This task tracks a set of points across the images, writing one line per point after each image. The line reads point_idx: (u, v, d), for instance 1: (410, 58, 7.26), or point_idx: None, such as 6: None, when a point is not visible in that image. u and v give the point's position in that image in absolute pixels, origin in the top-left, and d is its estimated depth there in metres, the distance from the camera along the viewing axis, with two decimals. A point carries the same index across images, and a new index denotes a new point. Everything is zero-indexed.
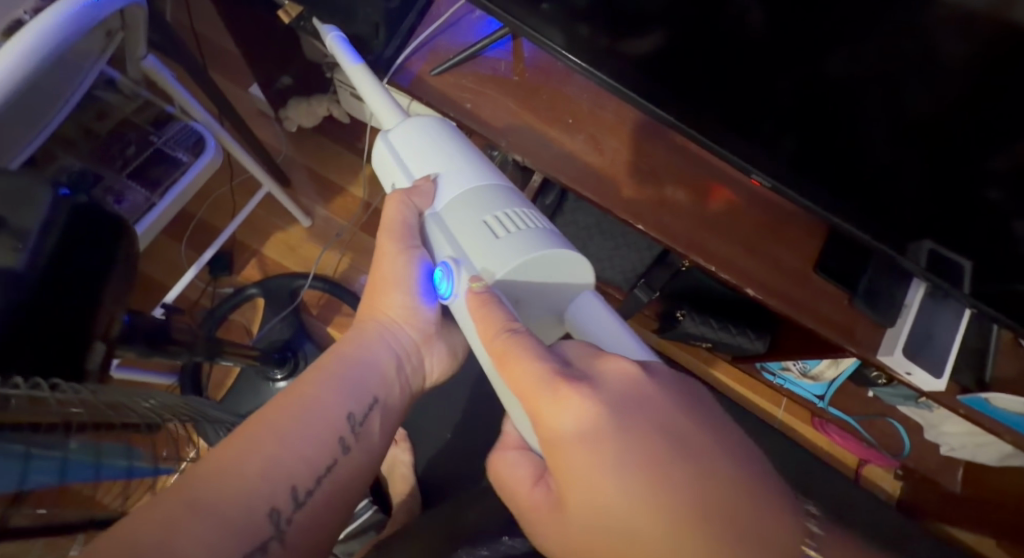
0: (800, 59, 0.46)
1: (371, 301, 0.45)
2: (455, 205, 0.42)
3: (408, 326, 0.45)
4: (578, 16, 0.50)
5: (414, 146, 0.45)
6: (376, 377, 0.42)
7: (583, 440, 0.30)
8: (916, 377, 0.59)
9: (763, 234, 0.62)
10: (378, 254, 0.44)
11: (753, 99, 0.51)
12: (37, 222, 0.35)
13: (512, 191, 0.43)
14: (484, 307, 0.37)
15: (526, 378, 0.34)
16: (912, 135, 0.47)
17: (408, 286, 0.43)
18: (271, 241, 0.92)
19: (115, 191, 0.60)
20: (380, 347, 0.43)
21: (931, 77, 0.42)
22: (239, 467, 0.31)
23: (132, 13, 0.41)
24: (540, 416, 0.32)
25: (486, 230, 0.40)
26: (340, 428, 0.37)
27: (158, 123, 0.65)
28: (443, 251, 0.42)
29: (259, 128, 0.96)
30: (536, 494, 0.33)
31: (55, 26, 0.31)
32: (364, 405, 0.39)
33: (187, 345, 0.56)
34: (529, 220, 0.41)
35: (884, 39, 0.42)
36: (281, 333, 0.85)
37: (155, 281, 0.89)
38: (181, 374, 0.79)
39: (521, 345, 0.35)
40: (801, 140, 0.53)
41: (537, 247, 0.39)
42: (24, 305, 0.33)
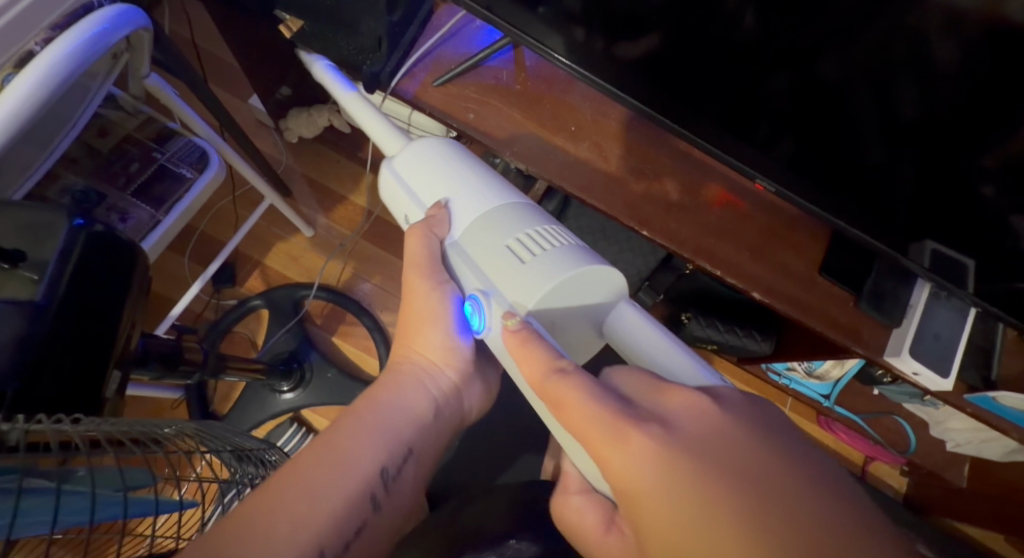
0: (798, 64, 0.46)
1: (406, 338, 0.47)
2: (472, 233, 0.43)
3: (448, 368, 0.47)
4: (574, 19, 0.50)
5: (422, 176, 0.46)
6: (410, 426, 0.43)
7: (653, 487, 0.29)
8: (923, 377, 0.59)
9: (770, 240, 0.62)
10: (409, 289, 0.46)
11: (751, 104, 0.51)
12: (54, 251, 0.36)
13: (525, 209, 0.43)
14: (526, 345, 0.37)
15: (586, 421, 0.33)
16: (904, 138, 0.48)
17: (444, 323, 0.46)
18: (273, 251, 0.92)
19: (119, 209, 0.59)
20: (416, 390, 0.45)
21: (923, 79, 0.43)
22: (266, 527, 0.31)
23: (137, 36, 0.43)
24: (607, 462, 0.31)
25: (509, 256, 0.41)
26: (372, 485, 0.38)
27: (161, 138, 0.64)
28: (470, 282, 0.43)
29: (258, 139, 0.96)
30: (610, 540, 0.34)
31: (64, 57, 0.34)
32: (397, 457, 0.41)
33: (199, 365, 0.57)
34: (548, 239, 0.41)
35: (875, 42, 0.42)
36: (286, 345, 0.86)
37: (159, 294, 0.89)
38: (187, 389, 0.80)
39: (571, 386, 0.35)
40: (798, 142, 0.53)
41: (560, 269, 0.39)
42: (44, 336, 0.33)
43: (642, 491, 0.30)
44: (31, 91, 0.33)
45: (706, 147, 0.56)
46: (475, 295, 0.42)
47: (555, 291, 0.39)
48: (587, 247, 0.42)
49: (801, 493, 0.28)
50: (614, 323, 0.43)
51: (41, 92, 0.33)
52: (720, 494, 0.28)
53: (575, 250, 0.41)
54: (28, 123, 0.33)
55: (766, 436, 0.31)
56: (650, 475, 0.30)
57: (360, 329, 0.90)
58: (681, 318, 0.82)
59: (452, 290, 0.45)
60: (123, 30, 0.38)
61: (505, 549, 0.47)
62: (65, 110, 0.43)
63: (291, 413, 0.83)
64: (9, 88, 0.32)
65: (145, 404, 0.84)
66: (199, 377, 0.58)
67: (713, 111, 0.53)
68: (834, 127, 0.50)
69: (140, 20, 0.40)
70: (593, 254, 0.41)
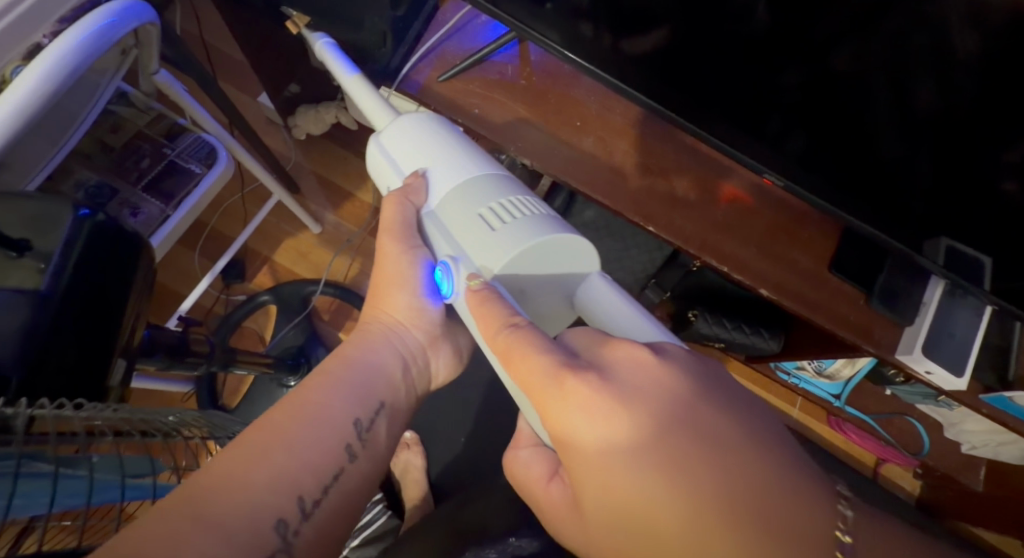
0: (809, 61, 0.46)
1: (375, 301, 0.47)
2: (448, 202, 0.43)
3: (414, 328, 0.47)
4: (581, 14, 0.50)
5: (407, 147, 0.46)
6: (381, 382, 0.43)
7: (593, 440, 0.30)
8: (936, 377, 0.58)
9: (776, 236, 0.61)
10: (380, 254, 0.46)
11: (760, 100, 0.51)
12: (58, 241, 0.36)
13: (501, 180, 0.43)
14: (485, 304, 0.37)
15: (531, 374, 0.33)
16: (921, 131, 0.47)
17: (412, 286, 0.45)
18: (282, 247, 0.93)
19: (131, 204, 0.60)
20: (385, 348, 0.45)
21: (944, 72, 0.43)
22: (245, 475, 0.32)
23: (147, 32, 0.44)
24: (550, 413, 0.32)
25: (480, 223, 0.40)
26: (346, 435, 0.39)
27: (171, 135, 0.66)
28: (441, 249, 0.43)
29: (268, 135, 0.97)
30: (552, 489, 0.35)
31: (74, 47, 0.35)
32: (369, 410, 0.41)
33: (205, 355, 0.57)
34: (520, 208, 0.41)
35: (895, 32, 0.42)
36: (294, 339, 0.86)
37: (170, 289, 0.91)
38: (198, 382, 0.81)
39: (523, 340, 0.35)
40: (809, 138, 0.52)
41: (530, 237, 0.39)
42: (48, 326, 0.34)
43: (581, 446, 0.30)
44: (42, 82, 0.33)
45: (716, 145, 0.54)
46: (444, 260, 0.42)
47: (522, 257, 0.39)
48: (559, 217, 0.41)
49: (735, 441, 0.29)
50: (582, 293, 0.43)
51: (46, 86, 0.34)
52: (656, 448, 0.29)
53: (547, 220, 0.40)
54: (32, 117, 0.34)
55: (708, 384, 0.32)
56: (587, 426, 0.30)
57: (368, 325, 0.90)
58: (689, 316, 0.79)
59: (422, 257, 0.45)
60: (130, 23, 0.39)
61: (506, 547, 0.48)
62: (75, 105, 0.45)
63: None
64: (10, 88, 0.33)
65: (155, 399, 0.85)
66: (207, 370, 0.59)
67: (723, 109, 0.52)
68: (845, 119, 0.49)
69: (147, 15, 0.41)
70: (565, 225, 0.41)
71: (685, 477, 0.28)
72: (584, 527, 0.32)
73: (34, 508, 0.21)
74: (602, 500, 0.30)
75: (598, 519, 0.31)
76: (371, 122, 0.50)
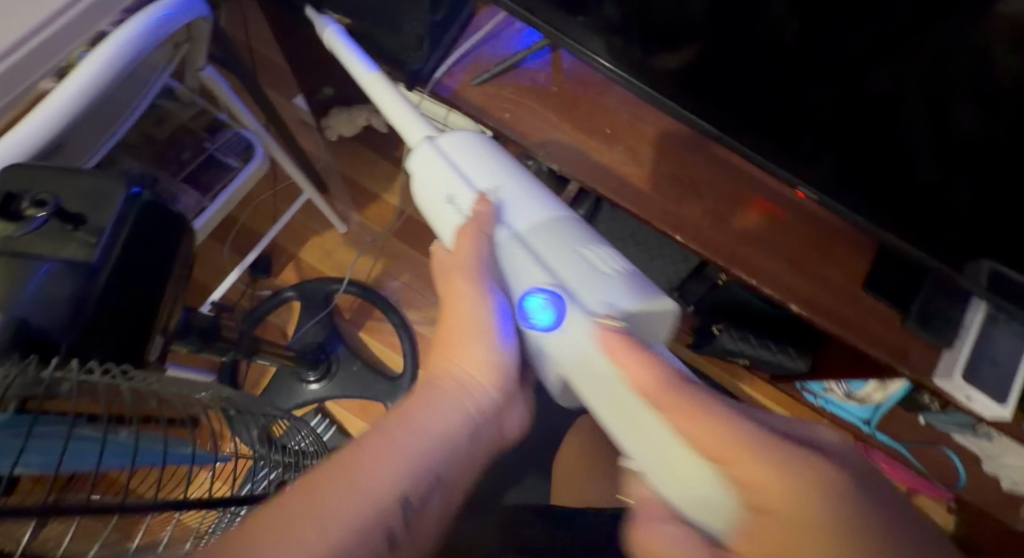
0: (842, 80, 0.45)
1: (441, 351, 0.41)
2: (541, 233, 0.42)
3: (491, 385, 0.40)
4: (612, 28, 0.50)
5: (473, 162, 0.45)
6: (445, 452, 0.34)
7: (836, 517, 0.26)
8: (977, 404, 0.56)
9: (810, 252, 0.60)
10: (453, 295, 0.42)
11: (795, 117, 0.50)
12: (110, 217, 0.37)
13: (580, 225, 0.44)
14: (624, 344, 0.37)
15: (723, 436, 0.29)
16: (962, 152, 0.45)
17: (486, 333, 0.41)
18: (308, 245, 0.94)
19: (168, 193, 0.61)
20: (455, 406, 0.37)
21: (985, 98, 0.41)
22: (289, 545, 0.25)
23: (199, 27, 0.45)
24: (762, 479, 0.28)
25: (588, 264, 0.41)
26: (388, 518, 0.29)
27: (212, 130, 0.67)
28: (534, 278, 0.41)
29: (301, 137, 0.98)
30: None
31: (133, 38, 0.36)
32: (422, 486, 0.32)
33: (233, 342, 0.59)
34: (611, 259, 0.43)
35: (930, 58, 0.40)
36: (315, 336, 0.86)
37: (197, 281, 0.92)
38: (220, 373, 0.81)
39: (700, 401, 0.32)
40: (842, 157, 0.51)
41: (636, 287, 0.41)
42: (95, 299, 0.37)
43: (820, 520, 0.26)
44: (104, 66, 0.35)
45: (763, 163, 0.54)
46: (544, 289, 0.41)
47: (624, 297, 0.40)
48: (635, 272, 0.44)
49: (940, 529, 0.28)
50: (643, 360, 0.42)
51: (109, 70, 0.35)
52: (893, 523, 0.27)
53: (634, 274, 0.42)
54: (92, 98, 0.35)
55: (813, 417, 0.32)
56: (704, 438, 0.31)
57: (388, 325, 0.90)
58: (714, 330, 0.78)
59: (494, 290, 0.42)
60: (185, 17, 0.40)
61: None
62: (125, 98, 0.46)
63: (317, 403, 0.84)
64: (80, 66, 0.35)
65: None
66: (232, 357, 0.60)
67: (757, 126, 0.52)
68: (880, 142, 0.48)
69: (200, 9, 0.42)
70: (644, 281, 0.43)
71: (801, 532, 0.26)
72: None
73: (80, 464, 0.24)
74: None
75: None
76: (401, 133, 0.48)
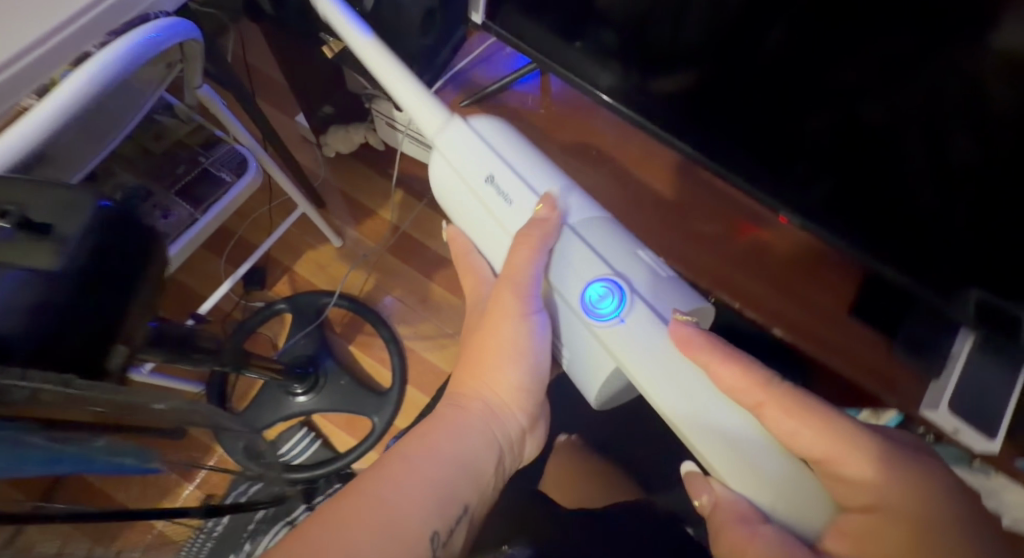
0: (837, 108, 0.45)
1: (476, 373, 0.46)
2: (596, 230, 0.46)
3: (518, 411, 0.47)
4: (611, 50, 0.53)
5: (520, 158, 0.49)
6: (467, 480, 0.40)
7: (882, 487, 0.36)
8: (967, 438, 0.52)
9: (795, 273, 0.59)
10: (492, 314, 0.46)
11: (789, 145, 0.50)
12: (80, 226, 0.36)
13: (619, 224, 0.48)
14: (696, 341, 0.40)
15: (805, 441, 0.37)
16: (959, 184, 0.43)
17: (522, 357, 0.46)
18: (302, 259, 0.96)
19: (162, 207, 0.63)
20: (480, 430, 0.44)
21: (981, 130, 0.39)
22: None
23: (191, 47, 0.47)
24: (844, 472, 0.36)
25: (647, 264, 0.45)
26: (423, 552, 0.35)
27: (208, 144, 0.69)
28: (592, 270, 0.45)
29: (300, 153, 1.01)
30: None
31: (121, 55, 0.38)
32: (449, 521, 0.37)
33: (211, 352, 0.58)
34: (660, 260, 0.47)
35: (924, 88, 0.39)
36: (305, 348, 0.87)
37: (192, 292, 0.94)
38: (208, 384, 0.83)
39: (797, 400, 0.37)
40: (837, 184, 0.51)
41: (687, 289, 0.45)
42: (56, 305, 0.37)
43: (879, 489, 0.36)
44: (86, 84, 0.37)
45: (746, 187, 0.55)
46: (610, 282, 0.44)
47: (678, 298, 0.44)
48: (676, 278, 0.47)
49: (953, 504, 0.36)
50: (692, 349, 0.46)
51: (91, 88, 0.37)
52: (916, 495, 0.36)
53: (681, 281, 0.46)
54: (75, 112, 0.37)
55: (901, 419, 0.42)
56: (817, 443, 0.37)
57: (378, 340, 0.91)
58: None
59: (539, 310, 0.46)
60: (173, 38, 0.43)
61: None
62: (122, 114, 0.47)
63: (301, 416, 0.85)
64: (64, 84, 0.36)
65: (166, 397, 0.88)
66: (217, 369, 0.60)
67: (747, 149, 0.53)
68: (876, 170, 0.47)
69: (190, 32, 0.44)
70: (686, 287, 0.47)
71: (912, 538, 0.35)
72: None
73: None
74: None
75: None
76: (424, 132, 0.51)
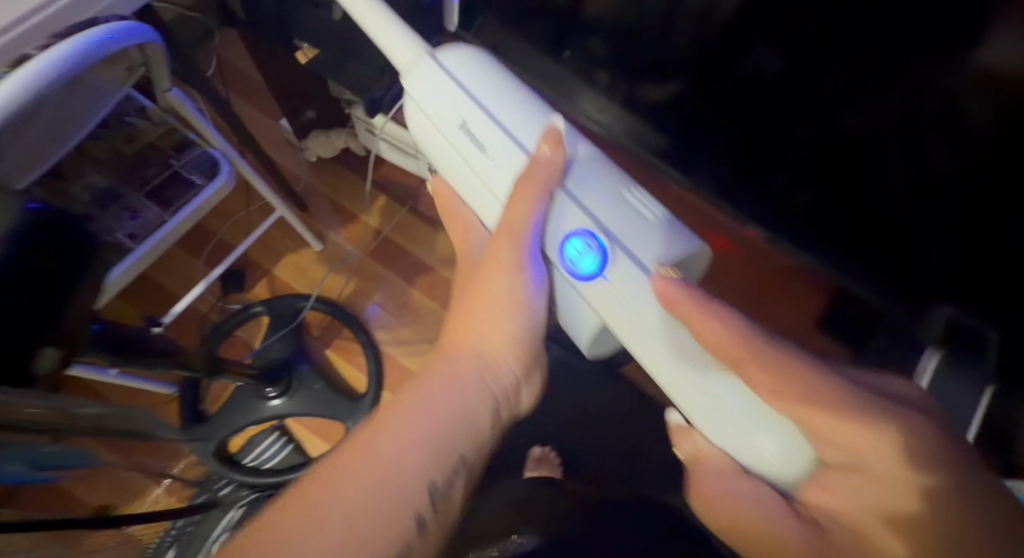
0: (820, 116, 0.42)
1: (471, 323, 0.44)
2: (581, 179, 0.44)
3: (509, 355, 0.44)
4: (596, 61, 0.53)
5: (497, 101, 0.46)
6: (466, 433, 0.39)
7: (892, 462, 0.32)
8: None
9: (766, 284, 0.66)
10: (487, 268, 0.44)
11: (774, 147, 0.48)
12: (7, 230, 0.33)
13: (609, 167, 0.46)
14: (673, 294, 0.37)
15: (795, 400, 0.33)
16: (939, 194, 0.40)
17: (519, 306, 0.44)
18: (283, 262, 0.96)
19: (131, 208, 0.66)
20: (478, 380, 0.42)
21: (955, 140, 0.36)
22: (317, 520, 0.30)
23: (152, 49, 0.47)
24: (825, 434, 0.33)
25: (633, 212, 0.43)
26: (415, 508, 0.33)
27: (181, 147, 0.71)
28: (578, 222, 0.43)
29: (283, 157, 1.02)
30: (801, 526, 0.34)
31: (74, 53, 0.36)
32: (446, 470, 0.36)
33: (167, 354, 0.50)
34: (649, 206, 0.44)
35: (901, 98, 0.37)
36: (279, 351, 0.86)
37: (171, 293, 0.95)
38: (181, 387, 0.84)
39: (774, 356, 0.34)
40: (819, 190, 0.48)
41: (676, 234, 0.43)
42: None
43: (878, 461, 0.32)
44: (32, 77, 0.33)
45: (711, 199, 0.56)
46: (586, 234, 0.43)
47: (663, 246, 0.42)
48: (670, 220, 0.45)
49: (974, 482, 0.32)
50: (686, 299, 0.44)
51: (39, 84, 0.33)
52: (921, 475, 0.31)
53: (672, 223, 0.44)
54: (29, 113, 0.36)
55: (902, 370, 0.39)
56: (796, 404, 0.33)
57: (355, 345, 0.92)
58: None
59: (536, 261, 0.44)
60: (126, 42, 0.41)
61: None
62: (83, 113, 0.47)
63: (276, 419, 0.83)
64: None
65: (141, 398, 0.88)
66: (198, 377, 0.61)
67: (728, 156, 0.52)
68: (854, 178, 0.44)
69: (144, 37, 0.43)
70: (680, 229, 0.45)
71: (902, 520, 0.31)
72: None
73: None
74: (834, 515, 0.33)
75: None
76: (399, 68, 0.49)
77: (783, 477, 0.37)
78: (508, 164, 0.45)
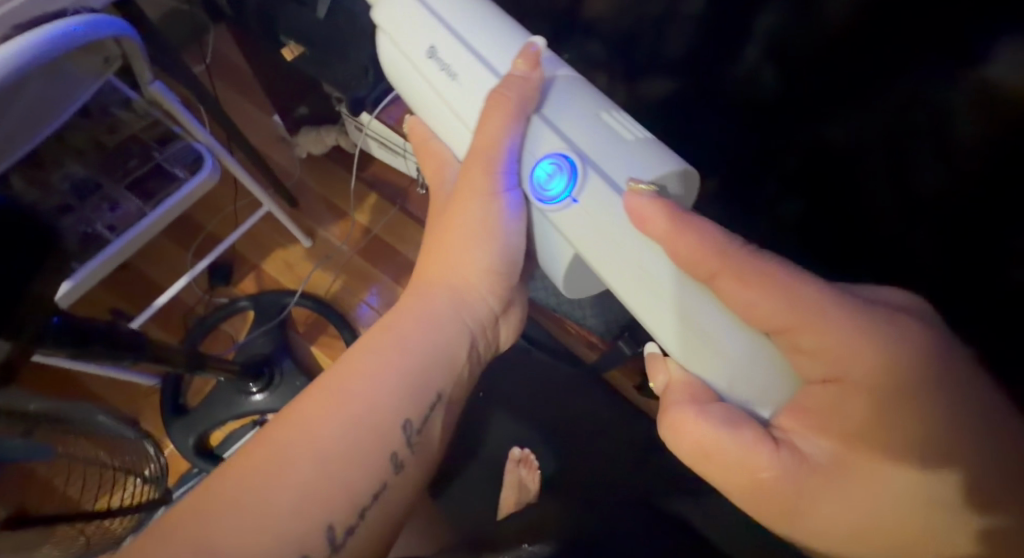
0: (804, 124, 0.38)
1: (443, 260, 0.44)
2: (556, 99, 0.40)
3: (487, 293, 0.44)
4: (595, 63, 0.51)
5: (468, 21, 0.43)
6: (440, 368, 0.40)
7: (875, 388, 0.31)
8: None
9: None
10: (456, 209, 0.43)
11: (762, 151, 0.43)
12: None
13: (586, 89, 0.42)
14: (648, 212, 0.34)
15: (768, 313, 0.32)
16: (933, 212, 0.35)
17: (490, 242, 0.42)
18: (271, 257, 0.96)
19: (111, 200, 0.68)
20: (452, 318, 0.42)
21: (943, 150, 0.31)
22: (290, 460, 0.33)
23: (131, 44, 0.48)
24: (801, 342, 0.32)
25: (609, 130, 0.38)
26: (392, 443, 0.37)
27: (163, 140, 0.73)
28: (548, 144, 0.39)
29: (274, 153, 1.02)
30: (780, 458, 0.32)
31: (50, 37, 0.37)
32: (421, 409, 0.39)
33: (136, 349, 0.50)
34: (628, 126, 0.39)
35: (894, 108, 0.32)
36: (262, 347, 0.86)
37: (157, 285, 0.95)
38: (164, 379, 0.85)
39: (755, 264, 0.32)
40: (805, 197, 0.42)
41: (659, 151, 0.37)
42: None
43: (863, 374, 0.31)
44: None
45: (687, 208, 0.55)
46: (560, 157, 0.38)
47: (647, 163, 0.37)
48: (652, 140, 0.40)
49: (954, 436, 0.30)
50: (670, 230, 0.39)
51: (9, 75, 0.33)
52: (891, 399, 0.30)
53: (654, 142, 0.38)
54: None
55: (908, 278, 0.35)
56: (772, 309, 0.32)
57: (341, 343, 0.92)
58: None
59: (511, 187, 0.41)
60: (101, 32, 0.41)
61: None
62: (59, 103, 0.48)
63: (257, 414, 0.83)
64: None
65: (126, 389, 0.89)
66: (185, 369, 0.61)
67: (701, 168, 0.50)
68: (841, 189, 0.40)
69: (118, 28, 0.44)
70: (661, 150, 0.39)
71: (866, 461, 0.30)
72: (808, 514, 0.32)
73: None
74: (808, 432, 0.32)
75: (810, 523, 0.32)
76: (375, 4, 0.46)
77: (760, 398, 0.34)
78: (479, 88, 0.42)
